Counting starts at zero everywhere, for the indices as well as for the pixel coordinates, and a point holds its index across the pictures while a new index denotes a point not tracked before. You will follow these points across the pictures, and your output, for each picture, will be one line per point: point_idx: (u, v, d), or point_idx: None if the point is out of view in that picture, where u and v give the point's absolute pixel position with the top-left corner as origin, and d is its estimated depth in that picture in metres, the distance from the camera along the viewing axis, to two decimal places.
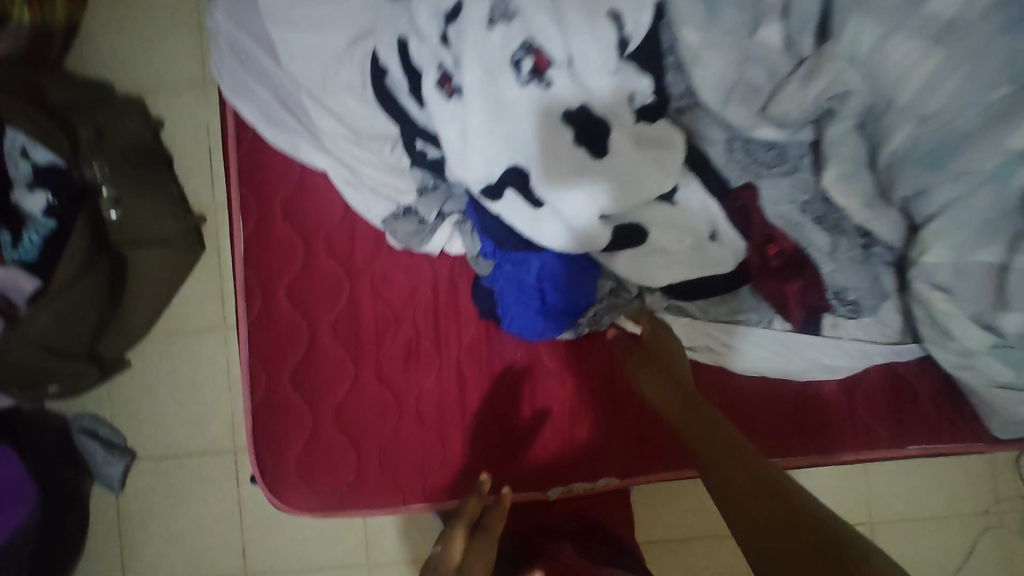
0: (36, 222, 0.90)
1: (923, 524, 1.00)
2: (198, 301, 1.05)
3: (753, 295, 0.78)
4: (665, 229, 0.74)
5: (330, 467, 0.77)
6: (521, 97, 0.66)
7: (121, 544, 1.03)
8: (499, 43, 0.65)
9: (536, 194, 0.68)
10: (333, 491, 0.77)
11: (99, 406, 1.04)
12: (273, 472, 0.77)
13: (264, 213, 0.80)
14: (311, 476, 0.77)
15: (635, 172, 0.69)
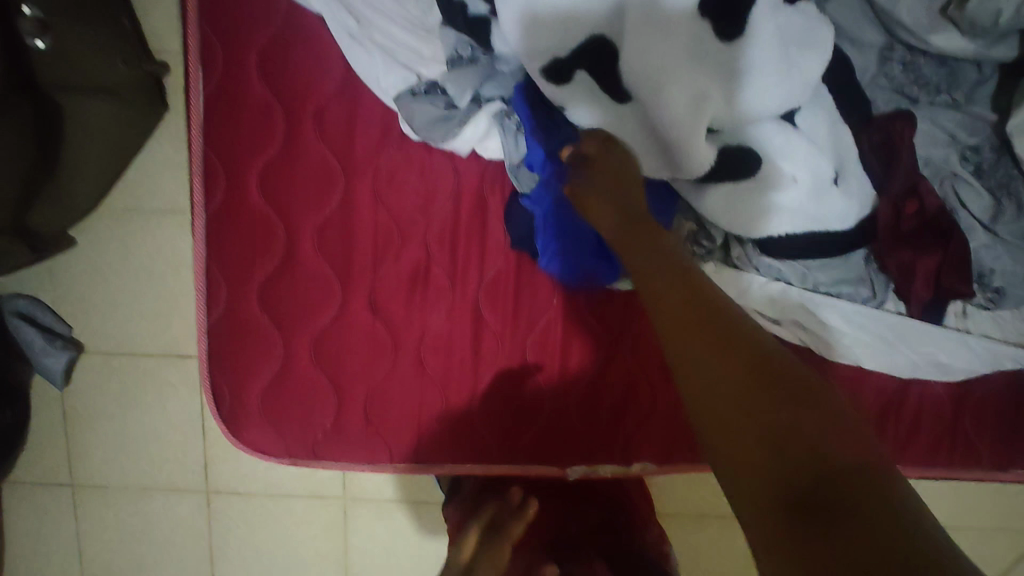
0: None
1: (977, 539, 0.87)
2: (158, 175, 0.85)
3: (870, 264, 0.60)
4: (785, 160, 0.54)
5: (302, 407, 0.62)
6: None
7: (68, 440, 0.91)
8: None
9: (624, 85, 0.51)
10: (304, 435, 0.63)
11: (42, 285, 0.88)
12: (230, 405, 0.62)
13: (235, 65, 0.59)
14: (276, 415, 0.63)
15: (766, 68, 0.49)
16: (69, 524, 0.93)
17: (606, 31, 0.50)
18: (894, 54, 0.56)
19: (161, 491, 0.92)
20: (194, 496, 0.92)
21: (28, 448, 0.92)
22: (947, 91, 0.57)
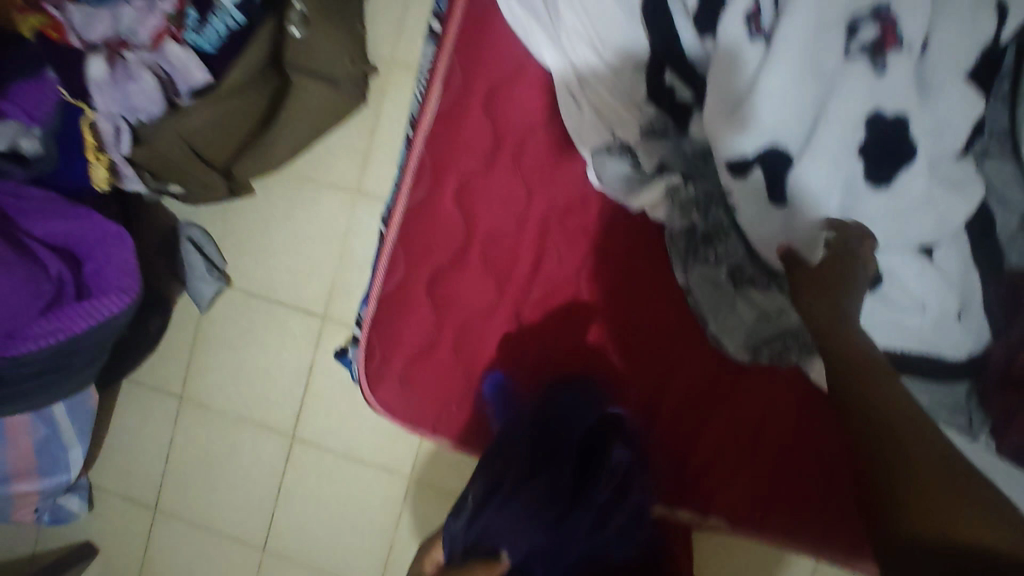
0: (226, 11, 0.78)
1: None
2: (337, 153, 0.97)
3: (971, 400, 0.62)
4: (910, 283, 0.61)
5: (434, 380, 0.74)
6: (831, 67, 0.53)
7: (191, 357, 1.03)
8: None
9: (787, 188, 0.58)
10: (431, 405, 0.75)
11: (213, 221, 1.00)
12: (378, 364, 0.74)
13: (465, 91, 0.71)
14: (411, 383, 0.75)
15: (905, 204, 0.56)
16: (167, 432, 1.04)
17: (791, 147, 0.56)
18: None
19: (254, 425, 1.02)
20: (279, 438, 1.01)
21: (156, 355, 1.03)
22: None
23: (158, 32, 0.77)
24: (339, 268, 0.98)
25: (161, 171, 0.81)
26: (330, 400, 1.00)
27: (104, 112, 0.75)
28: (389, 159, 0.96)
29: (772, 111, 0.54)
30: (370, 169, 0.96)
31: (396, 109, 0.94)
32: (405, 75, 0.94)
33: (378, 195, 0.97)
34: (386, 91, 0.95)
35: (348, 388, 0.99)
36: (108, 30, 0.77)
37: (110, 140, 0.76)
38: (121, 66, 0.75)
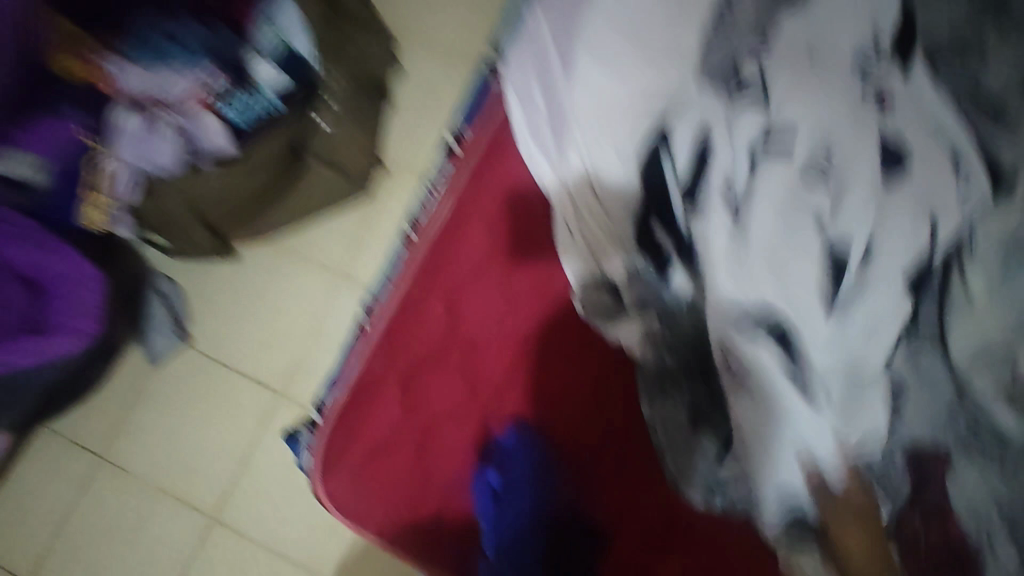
0: (264, 92, 0.80)
1: None
2: (330, 236, 0.99)
3: None
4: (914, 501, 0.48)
5: (390, 480, 0.73)
6: (800, 265, 0.48)
7: (123, 415, 0.95)
8: (817, 200, 0.47)
9: (756, 358, 0.51)
10: (379, 507, 0.73)
11: (187, 278, 0.98)
12: (331, 457, 0.72)
13: (471, 202, 0.75)
14: (364, 481, 0.73)
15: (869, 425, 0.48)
16: (71, 494, 0.93)
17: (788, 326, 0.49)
18: None
19: (175, 500, 0.93)
20: (197, 518, 0.93)
21: (84, 408, 0.95)
22: None
23: (196, 98, 0.77)
24: (308, 346, 0.96)
25: (159, 222, 0.82)
26: (263, 483, 0.93)
27: (120, 163, 0.75)
28: (381, 249, 0.98)
29: (742, 287, 0.50)
30: (361, 256, 0.98)
31: (398, 206, 0.99)
32: (412, 178, 0.99)
33: (363, 282, 0.98)
34: (390, 189, 0.99)
35: (288, 473, 0.94)
36: (147, 88, 0.75)
37: (114, 187, 0.76)
38: (150, 119, 0.76)
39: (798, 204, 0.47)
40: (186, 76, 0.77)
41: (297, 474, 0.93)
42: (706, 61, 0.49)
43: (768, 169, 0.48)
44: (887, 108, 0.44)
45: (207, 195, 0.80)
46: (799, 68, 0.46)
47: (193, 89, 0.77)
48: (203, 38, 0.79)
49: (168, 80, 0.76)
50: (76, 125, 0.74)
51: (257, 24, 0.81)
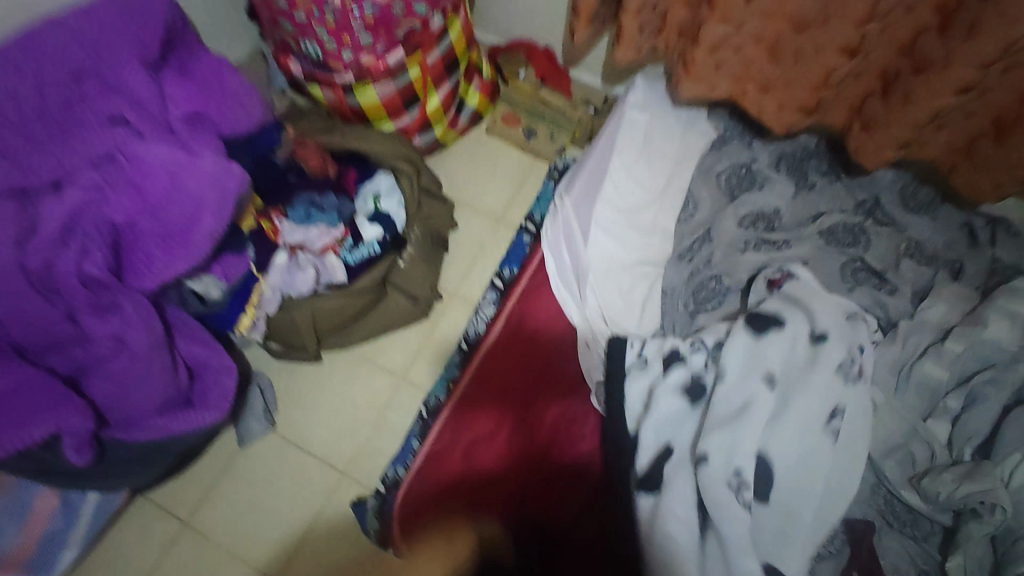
0: (370, 244, 1.15)
1: None
2: (394, 346, 1.26)
3: None
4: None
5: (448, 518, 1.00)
6: (725, 542, 0.81)
7: (211, 487, 1.14)
8: (731, 491, 0.84)
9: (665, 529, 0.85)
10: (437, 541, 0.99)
11: (277, 375, 1.23)
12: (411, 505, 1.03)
13: (518, 325, 1.13)
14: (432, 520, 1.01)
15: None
16: (157, 555, 1.10)
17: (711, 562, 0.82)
18: (878, 493, 0.94)
19: (247, 563, 1.10)
20: None
21: (179, 480, 1.15)
22: (912, 527, 0.91)
23: (326, 245, 1.12)
24: (370, 434, 1.19)
25: (282, 330, 1.11)
26: (323, 550, 1.11)
27: (271, 284, 1.08)
28: (435, 357, 1.26)
29: (667, 504, 0.86)
30: (418, 363, 1.25)
31: (450, 325, 1.28)
32: (461, 305, 1.30)
33: (418, 383, 1.24)
34: (443, 313, 1.29)
35: (346, 541, 1.11)
36: (296, 237, 1.11)
37: (266, 301, 1.08)
38: (295, 259, 1.10)
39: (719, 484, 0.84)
40: (323, 232, 1.12)
41: (354, 541, 1.11)
42: (637, 261, 1.10)
43: (710, 473, 0.85)
44: (767, 427, 0.87)
45: (317, 307, 1.09)
46: (676, 495, 0.86)
47: (324, 238, 1.12)
48: (335, 205, 1.15)
49: (309, 232, 1.11)
50: (250, 258, 1.04)
51: (359, 196, 1.19)
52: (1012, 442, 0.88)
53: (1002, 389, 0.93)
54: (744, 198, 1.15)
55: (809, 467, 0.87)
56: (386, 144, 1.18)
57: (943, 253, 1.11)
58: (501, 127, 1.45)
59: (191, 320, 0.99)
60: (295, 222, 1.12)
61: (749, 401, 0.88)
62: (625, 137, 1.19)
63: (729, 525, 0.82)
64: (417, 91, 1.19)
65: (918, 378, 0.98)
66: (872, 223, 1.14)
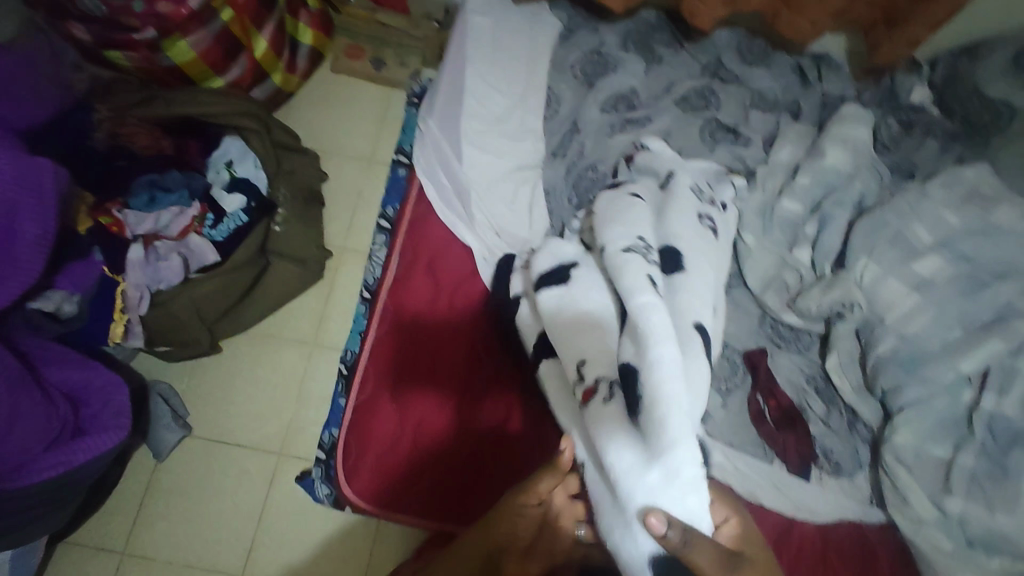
0: (234, 215, 1.07)
1: None
2: (296, 317, 1.21)
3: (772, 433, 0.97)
4: (678, 508, 0.66)
5: (393, 454, 0.95)
6: (633, 323, 0.76)
7: (140, 506, 1.08)
8: (634, 274, 0.81)
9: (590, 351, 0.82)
10: (387, 483, 0.95)
11: (178, 378, 1.16)
12: (351, 454, 0.96)
13: (413, 260, 1.05)
14: (378, 463, 0.95)
15: (627, 445, 0.71)
16: None
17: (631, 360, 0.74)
18: (766, 321, 1.06)
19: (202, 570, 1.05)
20: None
21: (101, 514, 1.07)
22: (795, 343, 1.05)
23: (185, 227, 1.03)
24: (296, 408, 1.16)
25: (165, 331, 1.01)
26: (283, 531, 1.08)
27: (132, 283, 0.97)
28: (341, 318, 1.22)
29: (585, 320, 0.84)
30: (327, 327, 1.21)
31: (349, 280, 1.24)
32: (354, 258, 1.25)
33: (333, 346, 1.20)
34: (339, 269, 1.25)
35: (303, 518, 1.09)
36: (149, 227, 1.02)
37: (134, 304, 0.97)
38: (154, 250, 1.00)
39: (622, 275, 0.81)
40: (177, 213, 1.04)
41: (310, 509, 1.10)
42: (515, 167, 1.10)
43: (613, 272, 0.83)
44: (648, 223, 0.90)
45: (192, 295, 1.00)
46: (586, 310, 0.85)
47: (181, 221, 1.04)
48: (182, 181, 1.06)
49: (162, 217, 1.03)
50: (100, 263, 0.96)
51: (210, 168, 1.12)
52: (860, 247, 1.01)
53: (845, 206, 1.07)
54: (600, 83, 1.17)
55: (701, 264, 0.88)
56: (220, 102, 1.07)
57: (782, 97, 1.22)
58: (347, 62, 1.37)
59: (52, 345, 0.90)
60: (139, 210, 1.03)
61: (630, 210, 0.91)
62: (473, 46, 1.18)
63: (639, 303, 0.77)
64: (237, 36, 1.07)
65: (780, 216, 1.08)
66: (719, 83, 1.22)
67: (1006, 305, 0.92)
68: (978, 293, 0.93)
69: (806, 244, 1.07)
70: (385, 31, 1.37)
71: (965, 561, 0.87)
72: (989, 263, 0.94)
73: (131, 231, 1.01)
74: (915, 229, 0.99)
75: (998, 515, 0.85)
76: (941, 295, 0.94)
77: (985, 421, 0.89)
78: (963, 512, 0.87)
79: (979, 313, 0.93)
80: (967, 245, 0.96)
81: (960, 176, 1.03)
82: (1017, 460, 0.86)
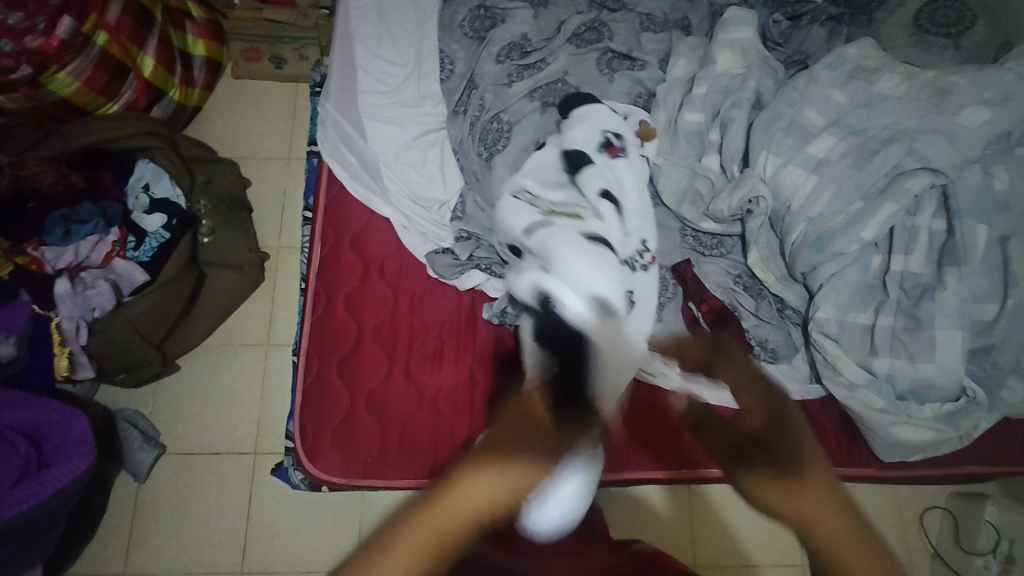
0: (154, 232, 1.10)
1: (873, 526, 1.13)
2: (245, 322, 1.24)
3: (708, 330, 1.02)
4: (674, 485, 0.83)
5: (357, 437, 0.98)
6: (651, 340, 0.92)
7: (131, 529, 1.12)
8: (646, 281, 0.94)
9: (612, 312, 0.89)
10: (355, 462, 0.97)
11: (144, 402, 1.18)
12: (312, 440, 0.98)
13: (337, 241, 1.08)
14: (343, 445, 0.98)
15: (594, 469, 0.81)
16: None
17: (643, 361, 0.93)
18: (687, 232, 1.09)
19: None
20: None
21: (93, 544, 1.10)
22: (717, 248, 1.09)
23: (108, 253, 1.06)
24: (263, 406, 1.20)
25: (115, 357, 1.04)
26: (272, 522, 1.13)
27: (66, 316, 0.99)
28: (291, 314, 1.25)
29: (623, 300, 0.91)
30: (277, 326, 1.24)
31: (289, 277, 1.26)
32: (292, 256, 1.27)
33: (287, 343, 1.23)
34: (279, 270, 1.27)
35: (290, 505, 1.14)
36: (69, 259, 1.04)
37: (71, 336, 0.99)
38: (80, 282, 1.03)
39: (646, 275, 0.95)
40: (96, 242, 1.06)
41: (294, 497, 1.14)
42: (419, 134, 1.12)
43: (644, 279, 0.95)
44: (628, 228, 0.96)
45: (130, 317, 1.02)
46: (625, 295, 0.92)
47: (103, 248, 1.06)
48: (96, 210, 1.08)
49: (81, 248, 1.05)
50: (29, 303, 0.99)
51: (129, 195, 1.14)
52: (759, 142, 1.04)
53: (743, 107, 1.08)
54: (490, 35, 1.17)
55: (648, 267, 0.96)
56: (118, 127, 1.09)
57: (671, 16, 1.23)
58: (246, 65, 1.37)
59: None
60: (57, 245, 1.05)
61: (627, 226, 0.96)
62: (359, 23, 1.19)
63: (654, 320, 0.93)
64: (119, 57, 1.09)
65: (683, 129, 1.10)
66: (606, 13, 1.21)
67: (896, 167, 0.95)
68: (868, 162, 0.96)
69: (712, 151, 1.09)
70: (278, 28, 1.33)
71: (898, 414, 0.93)
72: (877, 131, 0.97)
73: (52, 266, 1.04)
74: (806, 114, 1.02)
75: (920, 365, 0.91)
76: (837, 170, 0.97)
77: (896, 282, 0.93)
78: (889, 369, 0.92)
79: (874, 180, 0.95)
80: (854, 119, 0.99)
81: (844, 55, 1.05)
82: (928, 309, 0.91)
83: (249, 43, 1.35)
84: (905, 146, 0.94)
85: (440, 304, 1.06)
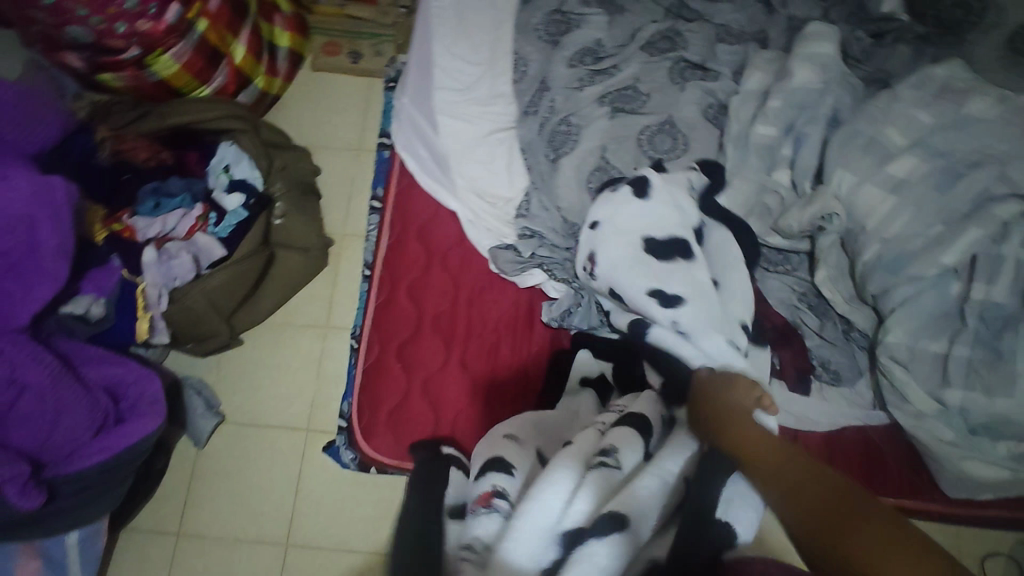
0: (234, 212, 1.15)
1: None
2: (307, 303, 1.28)
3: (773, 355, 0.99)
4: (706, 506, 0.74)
5: (410, 419, 1.01)
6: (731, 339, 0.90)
7: (187, 491, 1.17)
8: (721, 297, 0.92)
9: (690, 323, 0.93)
10: (406, 443, 1.00)
11: (207, 372, 1.24)
12: (368, 419, 1.02)
13: (404, 231, 1.15)
14: (398, 426, 1.01)
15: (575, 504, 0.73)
16: (162, 571, 1.12)
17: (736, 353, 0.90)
18: None
19: (249, 542, 1.13)
20: (274, 548, 1.13)
21: (153, 502, 1.16)
22: (784, 265, 1.06)
23: (192, 226, 1.13)
24: (318, 385, 1.24)
25: (189, 326, 1.10)
26: (319, 498, 1.16)
27: (150, 282, 1.06)
28: (351, 299, 1.29)
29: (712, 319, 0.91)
30: (337, 309, 1.28)
31: (351, 263, 1.30)
32: (355, 243, 1.32)
33: (345, 327, 1.27)
34: (342, 256, 1.31)
35: (336, 483, 1.17)
36: (157, 231, 1.11)
37: (153, 302, 1.06)
38: (165, 252, 1.09)
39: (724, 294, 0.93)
40: (182, 216, 1.13)
41: (341, 477, 1.17)
42: (489, 132, 1.14)
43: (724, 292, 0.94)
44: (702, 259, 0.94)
45: (206, 289, 1.08)
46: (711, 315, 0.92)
47: (188, 222, 1.13)
48: (182, 185, 1.15)
49: (169, 220, 1.12)
50: (119, 267, 1.06)
51: (210, 174, 1.19)
52: (837, 159, 1.01)
53: (819, 122, 1.04)
54: (565, 39, 1.17)
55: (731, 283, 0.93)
56: (207, 109, 1.15)
57: (748, 29, 1.20)
58: (325, 59, 1.43)
59: (85, 345, 0.99)
60: (147, 216, 1.13)
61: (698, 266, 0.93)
62: (438, 22, 1.23)
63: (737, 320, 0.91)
64: (214, 43, 1.15)
65: (755, 142, 1.06)
66: (682, 23, 1.19)
67: (983, 193, 0.92)
68: (953, 186, 0.93)
69: (784, 165, 1.05)
70: (356, 24, 1.45)
71: (969, 448, 0.90)
72: (964, 154, 0.94)
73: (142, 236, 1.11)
74: (889, 133, 0.99)
75: (997, 399, 0.87)
76: (917, 191, 0.94)
77: (976, 311, 0.89)
78: (963, 402, 0.89)
79: (958, 204, 0.92)
80: (941, 140, 0.96)
81: (931, 75, 1.02)
82: (1009, 341, 0.88)
83: (330, 38, 1.45)
84: (995, 171, 0.91)
85: (494, 292, 1.09)
